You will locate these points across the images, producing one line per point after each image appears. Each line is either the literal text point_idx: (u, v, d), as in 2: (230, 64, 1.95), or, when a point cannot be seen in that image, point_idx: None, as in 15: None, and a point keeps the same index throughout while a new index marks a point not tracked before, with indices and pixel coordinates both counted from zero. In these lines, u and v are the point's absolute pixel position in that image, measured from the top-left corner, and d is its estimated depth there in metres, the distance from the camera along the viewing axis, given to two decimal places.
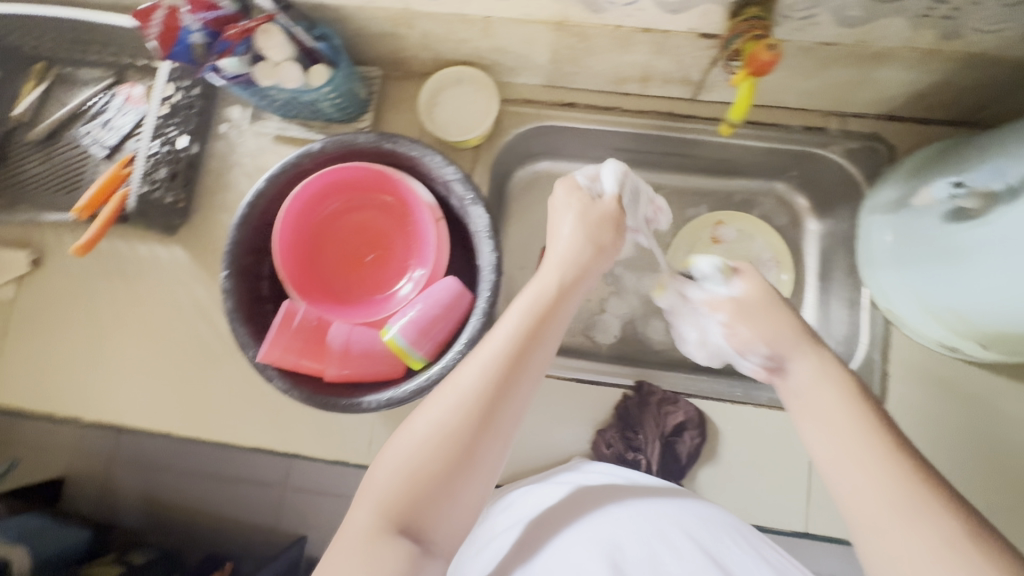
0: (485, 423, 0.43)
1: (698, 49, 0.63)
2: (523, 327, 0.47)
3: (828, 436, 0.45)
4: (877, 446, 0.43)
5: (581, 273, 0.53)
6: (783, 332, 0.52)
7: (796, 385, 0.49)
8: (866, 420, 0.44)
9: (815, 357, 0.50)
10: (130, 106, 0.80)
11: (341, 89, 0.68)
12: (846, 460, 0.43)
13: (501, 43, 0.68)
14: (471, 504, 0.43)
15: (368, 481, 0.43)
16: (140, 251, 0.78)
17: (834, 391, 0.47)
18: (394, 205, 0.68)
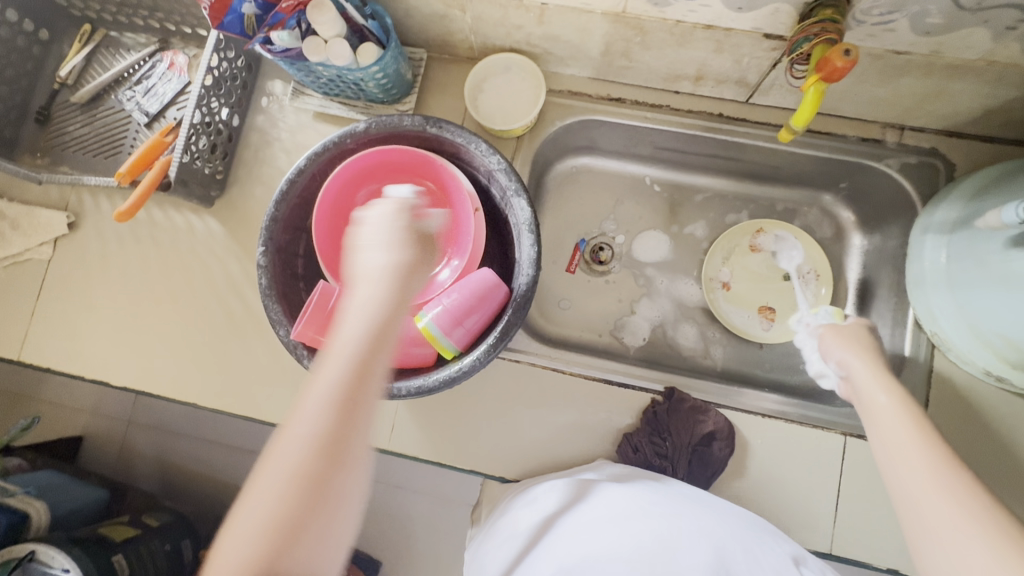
0: (319, 469, 0.36)
1: (760, 50, 0.61)
2: (354, 354, 0.38)
3: (893, 441, 0.42)
4: (939, 455, 0.40)
5: (409, 284, 0.42)
6: (852, 353, 0.51)
7: (859, 389, 0.48)
8: (930, 431, 0.42)
9: (877, 370, 0.48)
10: (174, 73, 0.80)
11: (388, 70, 0.67)
12: (907, 466, 0.41)
13: (554, 31, 0.66)
14: (335, 547, 0.37)
15: (215, 557, 0.34)
16: (175, 220, 0.78)
17: (893, 398, 0.45)
18: (433, 191, 0.67)
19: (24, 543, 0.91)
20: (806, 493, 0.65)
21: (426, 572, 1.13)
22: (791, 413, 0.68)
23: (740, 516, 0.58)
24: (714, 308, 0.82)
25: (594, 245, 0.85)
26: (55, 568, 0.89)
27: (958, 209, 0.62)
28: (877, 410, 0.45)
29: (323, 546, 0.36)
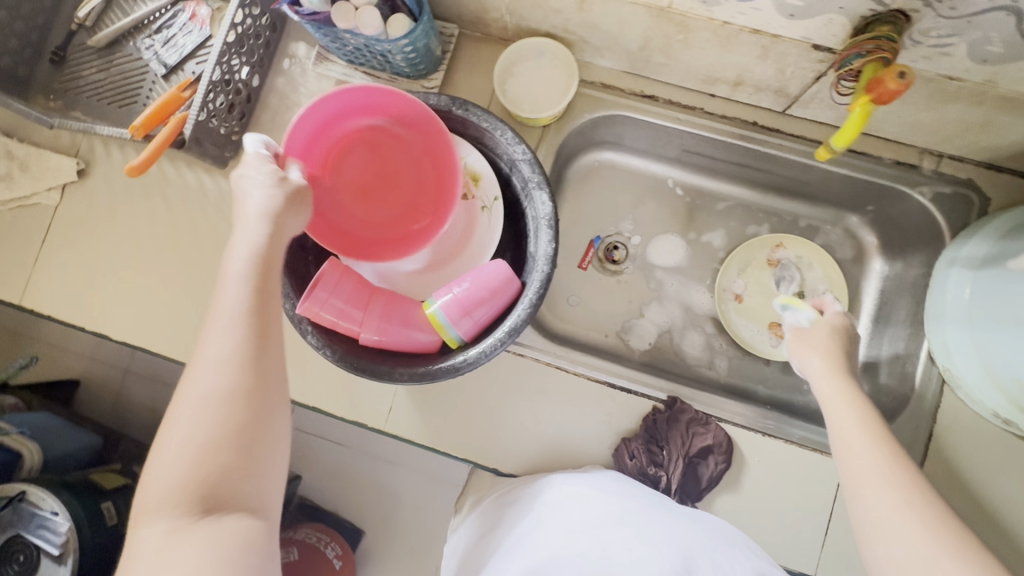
0: (248, 389, 0.41)
1: (806, 61, 0.58)
2: (250, 290, 0.44)
3: (888, 520, 0.44)
4: (941, 539, 0.42)
5: (279, 225, 0.47)
6: (846, 411, 0.51)
7: (848, 459, 0.49)
8: (925, 512, 0.44)
9: (867, 439, 0.49)
10: (195, 25, 0.77)
11: (417, 44, 0.64)
12: (910, 552, 0.42)
13: (593, 20, 0.63)
14: (281, 453, 0.43)
15: (149, 480, 0.39)
16: (188, 178, 0.77)
17: (882, 471, 0.46)
18: (417, 143, 0.62)
19: (16, 483, 0.90)
20: (798, 516, 0.65)
21: (407, 546, 1.15)
22: (790, 434, 0.68)
23: (720, 531, 0.57)
24: (723, 319, 0.81)
25: (608, 243, 0.84)
26: (45, 510, 0.89)
27: (988, 245, 0.60)
28: (871, 488, 0.46)
29: (266, 453, 0.41)
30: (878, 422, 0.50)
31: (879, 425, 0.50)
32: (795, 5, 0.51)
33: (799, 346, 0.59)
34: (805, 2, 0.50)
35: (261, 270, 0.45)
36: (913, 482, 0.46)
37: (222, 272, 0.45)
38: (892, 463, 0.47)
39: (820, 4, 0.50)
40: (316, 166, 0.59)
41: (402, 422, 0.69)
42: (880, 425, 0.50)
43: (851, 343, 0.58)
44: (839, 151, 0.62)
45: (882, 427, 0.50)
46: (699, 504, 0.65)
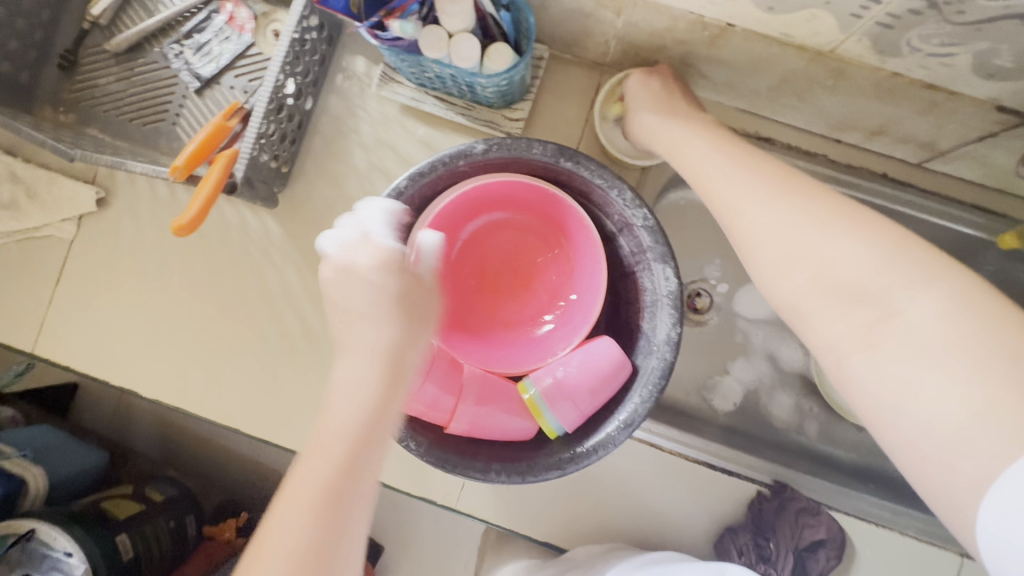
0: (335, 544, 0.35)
1: (979, 120, 0.50)
2: (363, 414, 0.38)
3: (798, 269, 0.41)
4: (880, 259, 0.37)
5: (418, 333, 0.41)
6: (722, 168, 0.47)
7: (731, 207, 0.45)
8: (870, 234, 0.38)
9: (755, 184, 0.45)
10: (232, 31, 0.65)
11: (515, 77, 0.54)
12: (842, 278, 0.38)
13: (723, 55, 0.54)
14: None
15: None
16: (225, 212, 0.66)
17: (797, 211, 0.42)
18: (556, 239, 0.57)
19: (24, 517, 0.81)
20: None
21: None
22: (907, 526, 0.62)
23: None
24: (818, 380, 0.73)
25: (691, 290, 0.75)
26: (57, 550, 0.80)
27: None
28: (776, 230, 0.42)
29: None
30: (772, 163, 0.46)
31: (777, 166, 0.46)
32: (1002, 64, 0.43)
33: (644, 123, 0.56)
34: (1017, 63, 0.42)
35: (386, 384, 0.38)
36: (842, 220, 0.40)
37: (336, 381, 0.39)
38: (815, 207, 0.41)
39: None
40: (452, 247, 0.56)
41: (480, 502, 0.62)
42: (774, 169, 0.45)
43: (678, 89, 0.57)
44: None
45: (791, 170, 0.45)
46: None
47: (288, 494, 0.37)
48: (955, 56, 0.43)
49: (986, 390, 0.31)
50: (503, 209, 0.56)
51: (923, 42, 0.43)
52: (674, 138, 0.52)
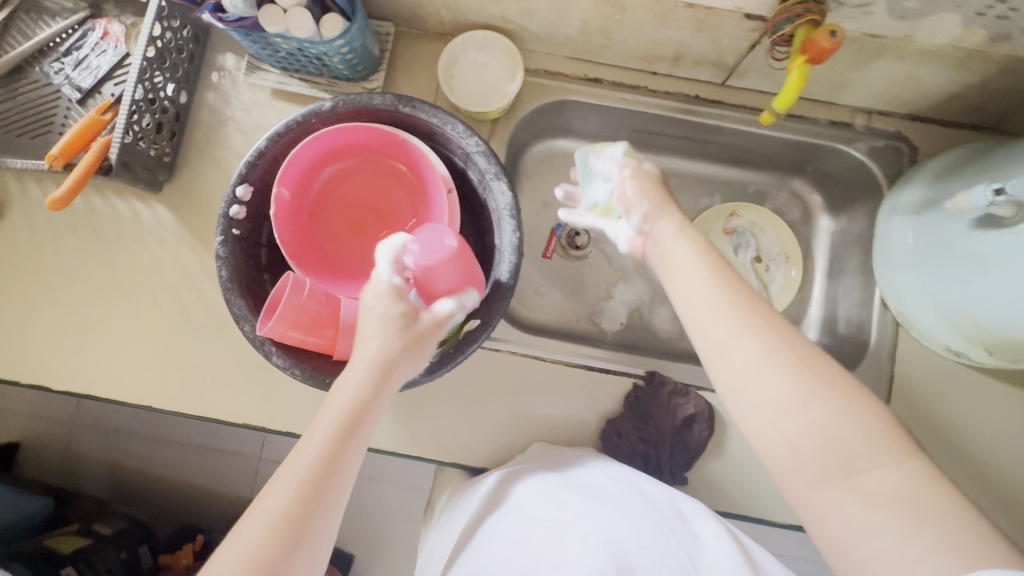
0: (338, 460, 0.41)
1: (739, 30, 0.60)
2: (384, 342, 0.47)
3: (775, 423, 0.39)
4: (865, 424, 0.37)
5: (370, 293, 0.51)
6: (710, 307, 0.44)
7: (721, 338, 0.43)
8: (858, 399, 0.38)
9: (748, 326, 0.42)
10: (108, 44, 0.72)
11: (354, 44, 0.62)
12: (826, 439, 0.37)
13: (530, 6, 0.63)
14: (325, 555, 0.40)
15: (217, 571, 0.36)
16: (118, 208, 0.71)
17: (791, 365, 0.40)
18: (405, 172, 0.64)
19: None
20: None
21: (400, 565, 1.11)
22: None
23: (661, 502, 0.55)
24: None
25: (571, 229, 0.83)
26: None
27: (924, 190, 0.65)
28: (771, 378, 0.40)
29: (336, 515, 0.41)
30: (761, 307, 0.44)
31: (761, 303, 0.44)
32: None
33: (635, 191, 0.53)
34: None
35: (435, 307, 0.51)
36: (828, 380, 0.39)
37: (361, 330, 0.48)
38: (806, 363, 0.40)
39: None
40: (309, 189, 0.63)
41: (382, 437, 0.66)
42: (763, 315, 0.43)
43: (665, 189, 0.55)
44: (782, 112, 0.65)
45: (776, 316, 0.43)
46: (688, 472, 0.66)
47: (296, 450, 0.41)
48: None
49: (911, 521, 0.33)
50: (350, 154, 0.62)
51: None
52: (665, 261, 0.50)
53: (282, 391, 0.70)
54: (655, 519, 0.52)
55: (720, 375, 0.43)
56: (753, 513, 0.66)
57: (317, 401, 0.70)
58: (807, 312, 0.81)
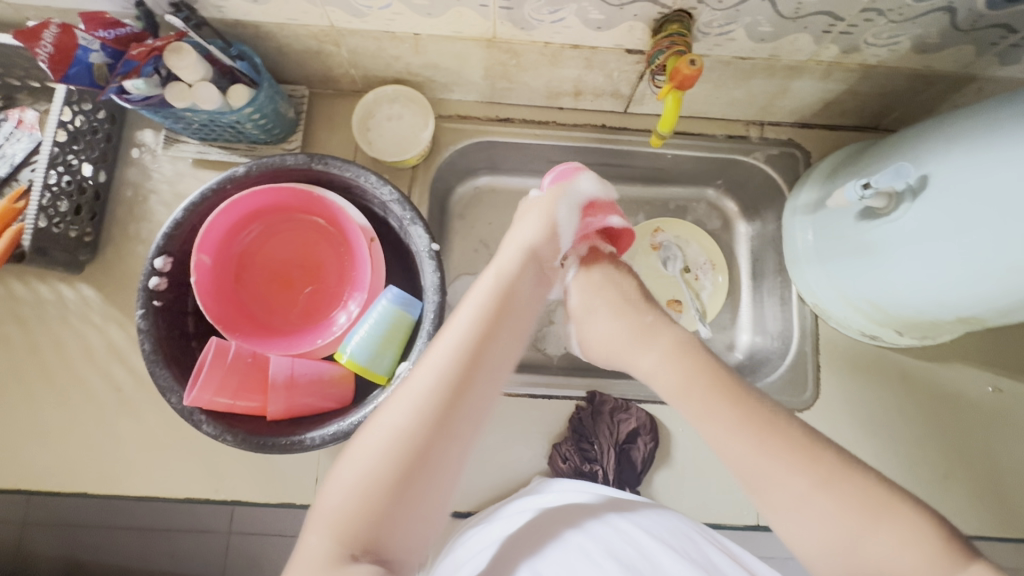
0: (428, 424, 0.45)
1: (625, 64, 0.66)
2: (477, 328, 0.51)
3: (824, 550, 0.43)
4: (921, 552, 0.41)
5: (508, 290, 0.55)
6: (747, 458, 0.48)
7: (755, 479, 0.47)
8: (906, 525, 0.42)
9: (786, 465, 0.46)
10: (23, 133, 0.72)
11: (264, 110, 0.65)
12: (855, 562, 0.42)
13: (432, 59, 0.68)
14: (430, 515, 0.44)
15: (325, 498, 0.44)
16: (41, 293, 0.70)
17: (834, 498, 0.44)
18: (327, 226, 0.66)
19: None
20: (730, 474, 0.69)
21: None
22: None
23: (670, 522, 0.57)
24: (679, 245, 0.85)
25: None
26: None
27: (816, 190, 0.70)
28: (813, 519, 0.44)
29: (430, 479, 0.44)
30: (798, 437, 0.47)
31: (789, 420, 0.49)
32: (598, 18, 0.58)
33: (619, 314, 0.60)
34: (605, 15, 0.57)
35: (500, 308, 0.53)
36: (874, 513, 0.43)
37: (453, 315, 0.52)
38: (851, 490, 0.44)
39: (617, 15, 0.57)
40: (231, 253, 0.63)
41: None
42: (805, 447, 0.47)
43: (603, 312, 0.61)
44: (670, 135, 0.66)
45: (809, 441, 0.47)
46: (638, 488, 0.68)
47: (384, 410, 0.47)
48: (567, 19, 0.58)
49: None
50: (271, 214, 0.64)
51: (539, 14, 0.57)
52: (663, 385, 0.54)
53: (222, 458, 0.69)
54: (679, 534, 0.55)
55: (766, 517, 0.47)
56: (711, 520, 0.67)
57: (260, 464, 0.69)
58: (739, 315, 0.84)
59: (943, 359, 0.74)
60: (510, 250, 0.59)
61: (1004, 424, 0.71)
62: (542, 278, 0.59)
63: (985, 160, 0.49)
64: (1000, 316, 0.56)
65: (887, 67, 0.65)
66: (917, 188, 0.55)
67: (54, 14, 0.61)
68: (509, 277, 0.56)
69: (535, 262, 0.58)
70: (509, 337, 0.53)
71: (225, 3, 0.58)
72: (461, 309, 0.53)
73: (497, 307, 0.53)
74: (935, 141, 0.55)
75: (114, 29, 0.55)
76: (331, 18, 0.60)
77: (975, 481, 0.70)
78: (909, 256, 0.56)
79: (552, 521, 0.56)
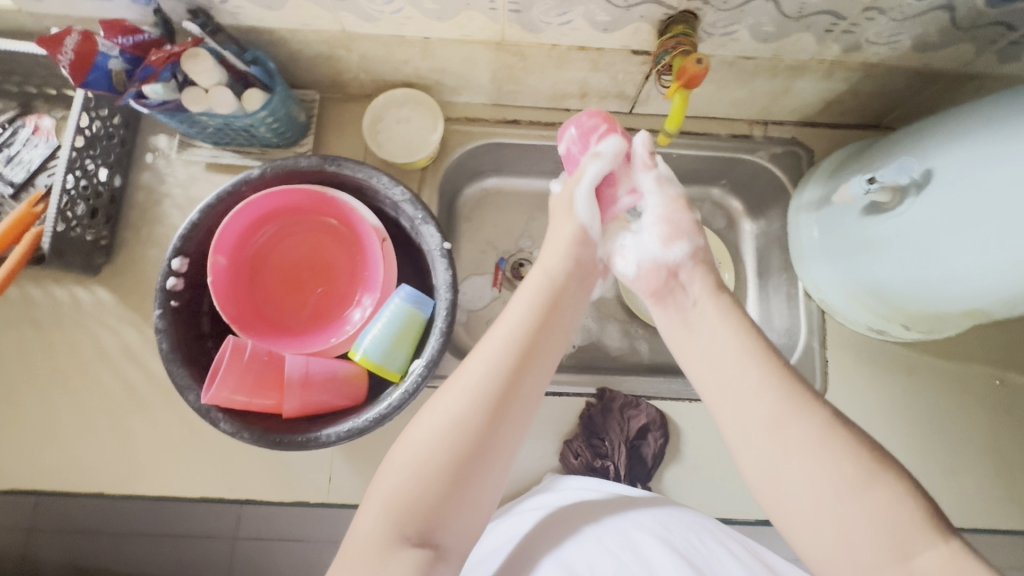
0: (485, 413, 0.46)
1: (631, 65, 0.67)
2: (526, 321, 0.52)
3: (822, 504, 0.42)
4: (911, 515, 0.40)
5: (561, 290, 0.56)
6: (757, 409, 0.47)
7: (774, 430, 0.45)
8: (902, 487, 0.41)
9: (798, 409, 0.45)
10: (40, 138, 0.73)
11: (278, 113, 0.66)
12: (871, 521, 0.41)
13: (441, 63, 0.69)
14: (481, 503, 0.45)
15: (379, 482, 0.45)
16: (57, 295, 0.71)
17: (836, 450, 0.43)
18: (339, 227, 0.67)
19: None
20: (739, 469, 0.69)
21: None
22: None
23: (687, 516, 0.57)
24: None
25: (514, 261, 0.84)
26: None
27: (821, 187, 0.71)
28: (815, 467, 0.43)
29: (485, 464, 0.45)
30: (805, 393, 0.47)
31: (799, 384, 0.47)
32: (605, 20, 0.59)
33: (666, 230, 0.61)
34: (611, 17, 0.58)
35: (551, 303, 0.54)
36: (874, 472, 0.42)
37: (504, 313, 0.54)
38: (836, 436, 0.44)
39: (624, 17, 0.58)
40: (245, 255, 0.64)
41: (350, 492, 0.69)
42: (810, 403, 0.46)
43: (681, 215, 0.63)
44: (676, 134, 0.67)
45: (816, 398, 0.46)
46: (649, 483, 0.68)
47: (440, 401, 0.48)
48: (574, 21, 0.60)
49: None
50: (285, 215, 0.65)
51: (547, 17, 0.59)
52: (720, 353, 0.51)
53: (236, 459, 0.69)
54: (694, 526, 0.55)
55: (759, 485, 0.46)
56: (721, 515, 0.68)
57: (274, 463, 0.70)
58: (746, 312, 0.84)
59: (949, 354, 0.74)
60: (557, 250, 0.59)
61: (1011, 417, 0.72)
62: (586, 282, 0.59)
63: (991, 151, 0.50)
64: (1006, 308, 0.57)
65: (888, 66, 0.66)
66: (920, 182, 0.56)
67: (73, 22, 0.63)
68: (560, 275, 0.57)
69: (581, 267, 0.59)
70: (560, 337, 0.54)
71: (240, 9, 0.59)
72: (516, 303, 0.55)
73: (549, 303, 0.54)
74: (938, 136, 0.56)
75: (132, 36, 0.56)
76: (343, 24, 0.62)
77: (982, 476, 0.70)
78: (915, 248, 0.57)
79: (571, 516, 0.56)
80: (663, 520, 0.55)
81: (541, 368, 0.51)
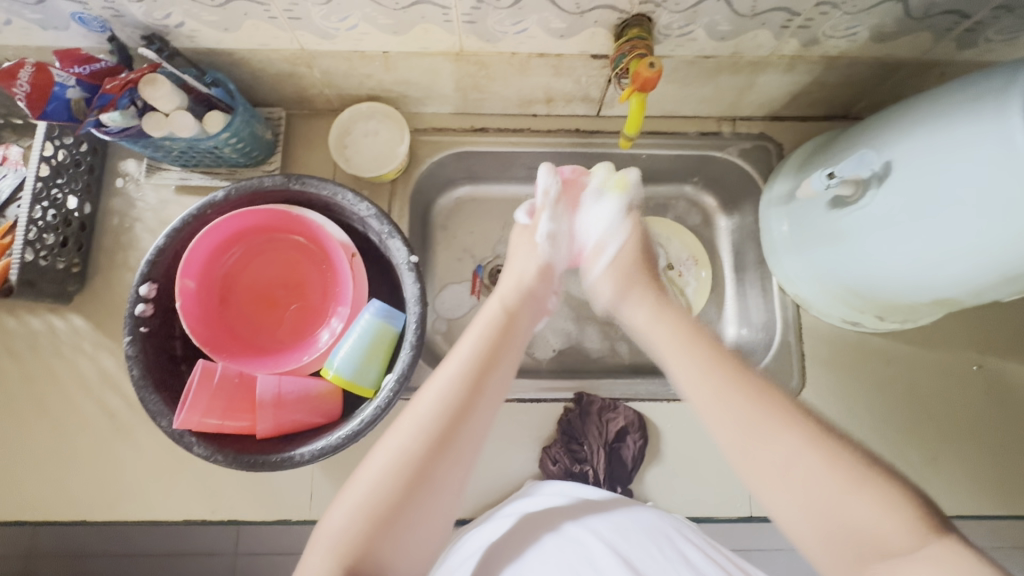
0: (431, 448, 0.47)
1: (592, 69, 0.67)
2: (476, 354, 0.53)
3: (797, 510, 0.42)
4: (897, 515, 0.39)
5: (511, 323, 0.58)
6: (732, 413, 0.47)
7: (748, 435, 0.46)
8: (890, 493, 0.40)
9: (774, 420, 0.45)
10: (8, 169, 0.73)
11: (241, 133, 0.66)
12: (839, 526, 0.41)
13: (403, 76, 0.69)
14: (427, 536, 0.45)
15: (328, 518, 0.45)
16: (33, 325, 0.71)
17: (814, 461, 0.43)
18: (308, 244, 0.67)
19: None
20: (720, 467, 0.69)
21: None
22: None
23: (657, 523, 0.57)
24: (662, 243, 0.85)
25: (491, 268, 0.84)
26: None
27: (790, 181, 0.71)
28: (799, 474, 0.43)
29: (429, 493, 0.46)
30: (780, 400, 0.47)
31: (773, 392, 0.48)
32: (560, 27, 0.59)
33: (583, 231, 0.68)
34: (566, 23, 0.58)
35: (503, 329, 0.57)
36: (856, 480, 0.41)
37: (454, 350, 0.54)
38: (829, 455, 0.43)
39: (579, 22, 0.58)
40: (214, 276, 0.64)
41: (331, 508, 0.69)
42: (788, 415, 0.46)
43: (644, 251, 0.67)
44: (637, 136, 0.67)
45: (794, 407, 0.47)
46: (630, 485, 0.68)
47: (391, 436, 0.48)
48: (530, 29, 0.60)
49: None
50: (252, 235, 0.65)
51: (502, 26, 0.59)
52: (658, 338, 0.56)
53: (218, 479, 0.69)
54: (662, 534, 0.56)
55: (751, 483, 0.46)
56: (704, 514, 0.68)
57: (256, 481, 0.70)
58: (725, 308, 0.84)
59: (926, 340, 0.74)
60: (509, 285, 0.63)
61: (990, 401, 0.72)
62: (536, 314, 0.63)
63: (948, 145, 0.50)
64: (973, 295, 0.57)
65: (849, 58, 0.66)
66: (880, 174, 0.56)
67: (30, 53, 0.63)
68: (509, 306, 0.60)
69: (529, 296, 0.62)
70: (509, 366, 0.55)
71: (196, 33, 0.59)
72: (466, 336, 0.56)
73: (496, 333, 0.56)
74: (899, 127, 0.56)
75: (88, 65, 0.56)
76: (301, 42, 0.62)
77: (962, 462, 0.70)
78: (879, 241, 0.57)
79: (538, 527, 0.57)
80: (623, 529, 0.55)
81: (490, 403, 0.52)
